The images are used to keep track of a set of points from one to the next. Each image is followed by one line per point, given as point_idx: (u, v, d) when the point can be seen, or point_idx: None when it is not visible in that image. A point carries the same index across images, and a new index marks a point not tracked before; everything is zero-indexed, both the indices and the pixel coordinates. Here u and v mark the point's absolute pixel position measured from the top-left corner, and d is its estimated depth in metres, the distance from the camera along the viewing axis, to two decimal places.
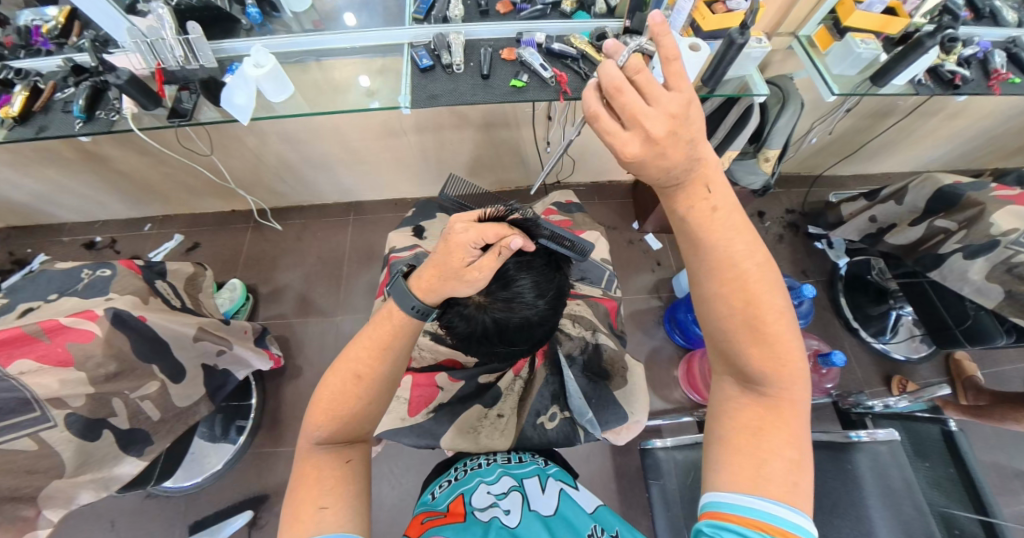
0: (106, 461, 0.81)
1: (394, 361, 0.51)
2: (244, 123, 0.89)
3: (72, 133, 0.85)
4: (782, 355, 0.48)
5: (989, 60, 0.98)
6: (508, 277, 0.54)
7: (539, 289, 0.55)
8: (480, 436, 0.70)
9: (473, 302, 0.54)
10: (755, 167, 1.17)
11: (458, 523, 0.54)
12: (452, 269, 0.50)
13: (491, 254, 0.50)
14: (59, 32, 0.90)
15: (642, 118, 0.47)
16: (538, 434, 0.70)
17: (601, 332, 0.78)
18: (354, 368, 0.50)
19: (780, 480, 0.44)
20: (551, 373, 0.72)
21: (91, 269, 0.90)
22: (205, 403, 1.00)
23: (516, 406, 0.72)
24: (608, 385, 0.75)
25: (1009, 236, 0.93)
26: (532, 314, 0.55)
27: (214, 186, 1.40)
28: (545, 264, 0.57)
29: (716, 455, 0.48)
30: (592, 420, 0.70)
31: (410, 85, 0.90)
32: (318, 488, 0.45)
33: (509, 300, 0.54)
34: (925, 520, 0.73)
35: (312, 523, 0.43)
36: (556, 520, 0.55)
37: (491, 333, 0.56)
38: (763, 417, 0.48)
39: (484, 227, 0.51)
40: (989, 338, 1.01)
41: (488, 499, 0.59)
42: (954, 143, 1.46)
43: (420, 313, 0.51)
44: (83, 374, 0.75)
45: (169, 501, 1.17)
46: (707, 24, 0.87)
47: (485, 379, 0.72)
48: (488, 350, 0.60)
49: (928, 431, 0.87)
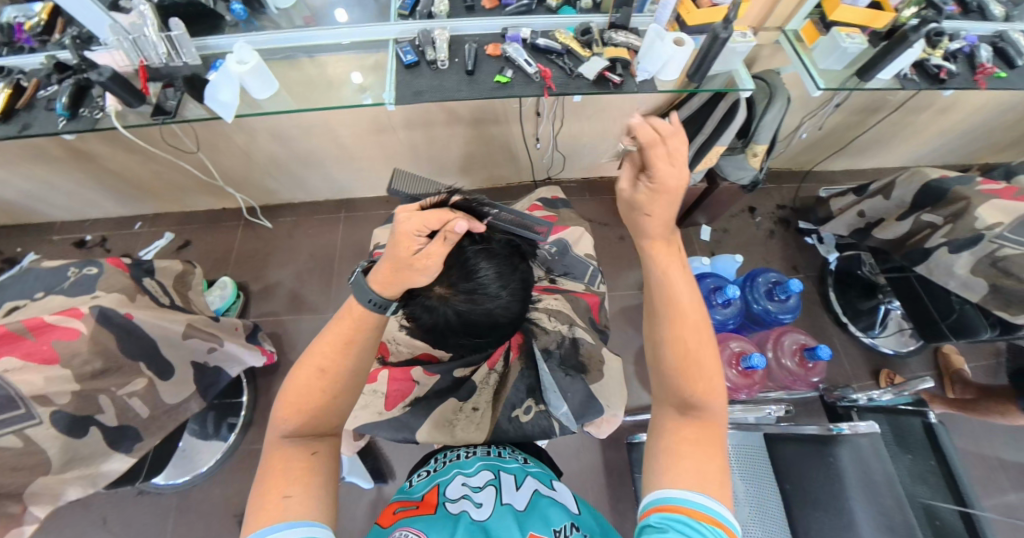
0: (94, 458, 0.82)
1: (358, 354, 0.52)
2: (228, 120, 0.89)
3: (56, 131, 0.85)
4: (717, 381, 0.50)
5: (976, 54, 0.98)
6: (467, 267, 0.54)
7: (503, 277, 0.54)
8: (455, 429, 0.69)
9: (434, 294, 0.54)
10: (744, 162, 1.17)
11: (429, 514, 0.55)
12: (403, 260, 0.51)
13: (437, 241, 0.50)
14: (42, 29, 0.90)
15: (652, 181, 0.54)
16: (513, 427, 0.69)
17: (578, 326, 0.79)
18: (318, 362, 0.51)
19: (715, 487, 0.44)
20: (526, 368, 0.72)
21: (77, 267, 0.91)
22: (196, 400, 1.00)
23: (492, 400, 0.71)
24: (585, 379, 0.74)
25: (994, 230, 0.93)
26: (496, 304, 0.54)
27: (204, 183, 1.40)
28: (505, 252, 0.57)
29: (657, 466, 0.47)
30: (567, 414, 0.71)
31: (395, 81, 0.90)
32: (283, 478, 0.46)
33: (471, 293, 0.53)
34: (905, 512, 0.73)
35: (275, 512, 0.43)
36: (529, 516, 0.55)
37: (455, 325, 0.56)
38: (698, 435, 0.48)
39: (426, 214, 0.51)
40: (974, 331, 1.00)
41: (461, 491, 0.59)
42: (946, 137, 1.46)
43: (378, 306, 0.52)
44: (68, 371, 0.76)
45: (161, 497, 1.17)
46: (693, 18, 0.89)
47: (460, 374, 0.70)
48: (455, 344, 0.61)
49: (911, 424, 0.89)
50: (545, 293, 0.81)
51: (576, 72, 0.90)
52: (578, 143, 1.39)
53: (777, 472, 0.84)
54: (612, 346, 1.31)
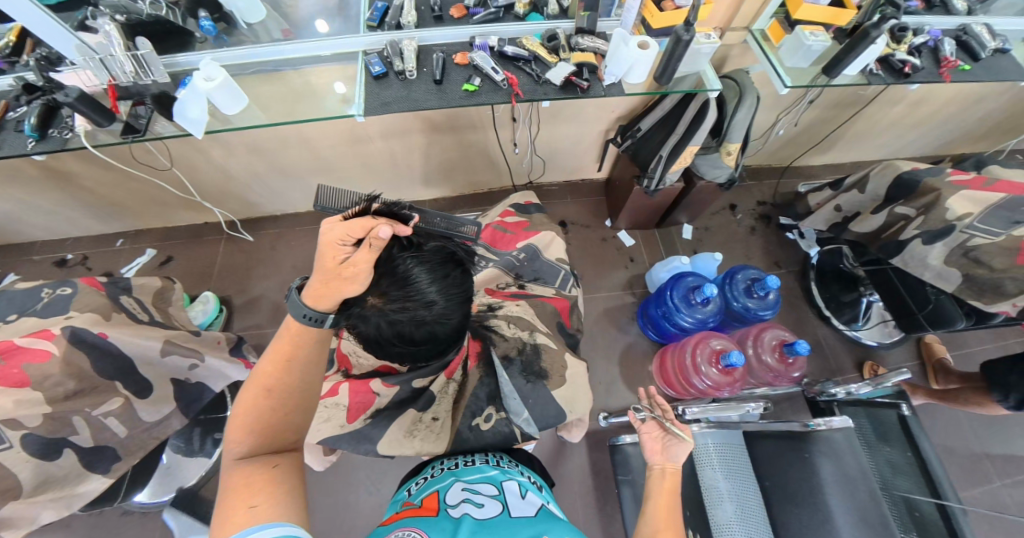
0: (69, 480, 0.81)
1: (304, 368, 0.53)
2: (199, 136, 0.88)
3: (26, 152, 0.86)
4: None
5: (940, 48, 1.00)
6: (398, 275, 0.52)
7: (437, 282, 0.53)
8: (415, 441, 0.69)
9: (369, 304, 0.53)
10: (718, 161, 1.18)
11: (430, 518, 0.55)
12: (329, 270, 0.51)
13: (363, 248, 0.50)
14: (10, 50, 0.91)
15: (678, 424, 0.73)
16: (474, 436, 0.70)
17: (539, 331, 0.78)
18: (264, 381, 0.52)
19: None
20: (485, 375, 0.72)
21: (52, 288, 0.92)
22: (177, 417, 0.99)
23: (451, 409, 0.72)
24: (546, 385, 0.74)
25: (964, 221, 0.94)
26: (431, 312, 0.53)
27: (183, 199, 1.40)
28: (439, 259, 0.55)
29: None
30: (528, 419, 0.71)
31: (364, 92, 0.90)
32: (244, 493, 0.46)
33: (403, 300, 0.52)
34: (879, 504, 0.74)
35: (242, 522, 0.43)
36: (537, 518, 0.55)
37: (390, 335, 0.54)
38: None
39: (351, 222, 0.52)
40: (950, 321, 1.01)
41: (461, 496, 0.59)
42: (922, 129, 1.47)
43: (313, 320, 0.52)
44: (39, 394, 0.77)
45: (145, 516, 1.16)
46: (657, 21, 0.91)
47: (419, 384, 0.69)
48: (396, 355, 0.59)
49: (887, 416, 0.89)
50: (508, 300, 0.82)
51: (544, 78, 0.91)
52: (556, 146, 1.40)
53: (756, 470, 0.84)
54: (596, 347, 1.31)
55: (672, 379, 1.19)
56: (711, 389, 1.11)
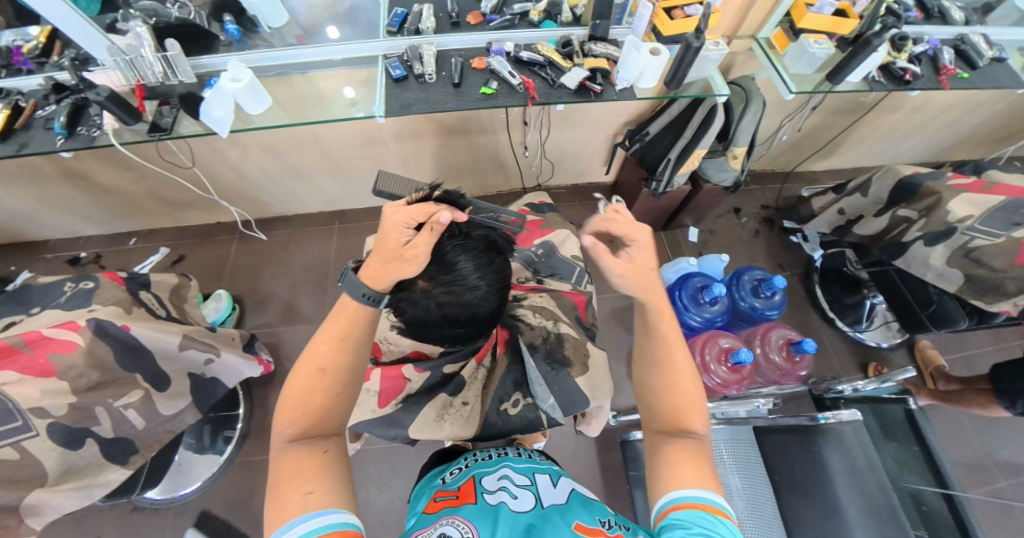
0: (90, 469, 0.82)
1: (355, 351, 0.56)
2: (223, 135, 0.91)
3: (54, 149, 0.88)
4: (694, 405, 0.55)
5: (939, 56, 1.04)
6: (447, 259, 0.56)
7: (481, 269, 0.56)
8: (445, 425, 0.70)
9: (418, 287, 0.56)
10: (724, 165, 1.20)
11: (470, 504, 0.59)
12: (391, 251, 0.55)
13: (423, 232, 0.54)
14: (40, 51, 0.94)
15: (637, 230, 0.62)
16: (502, 420, 0.71)
17: (563, 321, 0.80)
18: (316, 363, 0.54)
19: (712, 485, 0.50)
20: (512, 362, 0.74)
21: (74, 282, 0.94)
22: (192, 412, 1.00)
23: (480, 394, 0.73)
24: (570, 372, 0.75)
25: (965, 223, 0.97)
26: (475, 295, 0.56)
27: (198, 198, 1.42)
28: (482, 247, 0.58)
29: (660, 476, 0.51)
30: (554, 405, 0.72)
31: (384, 94, 0.93)
32: (298, 477, 0.48)
33: (450, 284, 0.55)
34: (887, 495, 0.76)
35: (298, 507, 0.46)
36: (569, 505, 0.57)
37: (436, 317, 0.57)
38: (695, 447, 0.53)
39: (413, 209, 0.56)
40: (952, 321, 1.03)
41: (497, 484, 0.63)
42: (920, 134, 1.51)
43: (371, 300, 0.54)
44: (64, 384, 0.78)
45: (156, 513, 1.16)
46: (667, 29, 0.94)
47: (450, 369, 0.71)
48: (438, 335, 0.62)
49: (895, 412, 0.93)
50: (531, 292, 0.84)
51: (559, 82, 0.94)
52: (565, 149, 1.43)
53: (767, 464, 0.86)
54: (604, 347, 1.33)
55: None
56: (719, 387, 1.13)
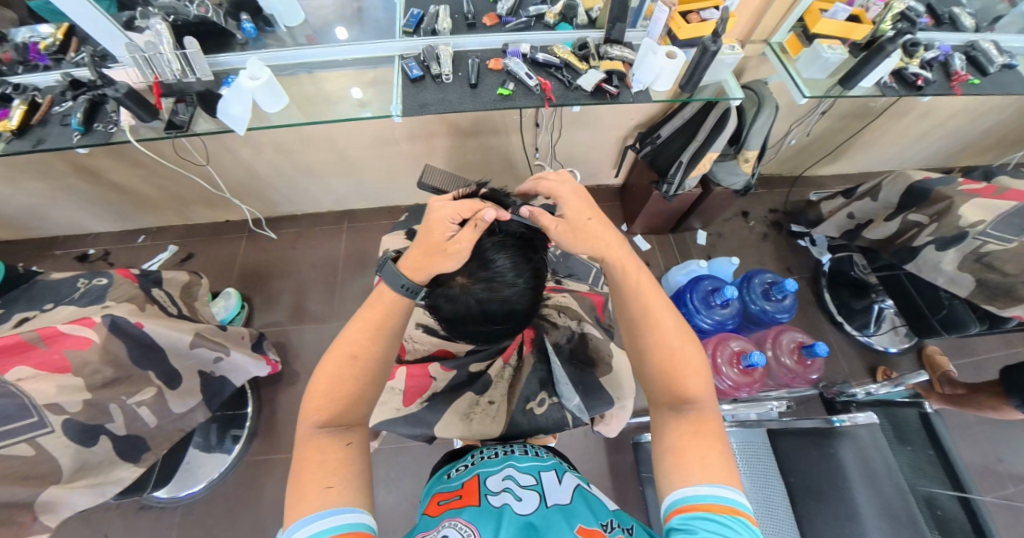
0: (103, 467, 0.82)
1: (387, 341, 0.58)
2: (240, 133, 0.91)
3: (70, 145, 0.88)
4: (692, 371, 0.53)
5: (950, 62, 1.05)
6: (486, 256, 0.57)
7: (518, 267, 0.57)
8: (472, 423, 0.70)
9: (456, 284, 0.57)
10: (735, 168, 1.21)
11: (473, 507, 0.57)
12: (435, 244, 0.57)
13: (467, 228, 0.56)
14: (57, 48, 0.94)
15: (556, 189, 0.63)
16: (527, 420, 0.70)
17: (586, 322, 0.81)
18: (349, 351, 0.56)
19: (719, 469, 0.47)
20: (539, 361, 0.72)
21: (87, 278, 0.93)
22: (202, 410, 1.00)
23: (506, 393, 0.72)
24: (595, 372, 0.76)
25: (977, 227, 0.98)
26: (514, 292, 0.56)
27: (208, 196, 1.42)
28: (519, 245, 0.60)
29: (666, 464, 0.49)
30: (580, 406, 0.70)
31: (401, 94, 0.94)
32: (321, 469, 0.50)
33: (489, 280, 0.56)
34: (905, 499, 0.76)
35: (317, 500, 0.47)
36: (574, 506, 0.57)
37: (475, 313, 0.57)
38: (701, 423, 0.50)
39: (460, 204, 0.58)
40: (963, 326, 1.03)
41: (501, 484, 0.61)
42: (927, 140, 1.52)
43: (409, 291, 0.57)
44: (79, 380, 0.78)
45: (163, 512, 1.15)
46: (683, 33, 0.95)
47: (477, 368, 0.73)
48: (474, 333, 0.62)
49: (908, 416, 0.92)
50: (554, 291, 0.85)
51: (575, 84, 0.95)
52: (575, 152, 1.44)
53: (780, 467, 0.86)
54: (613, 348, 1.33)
55: None
56: (730, 390, 1.12)
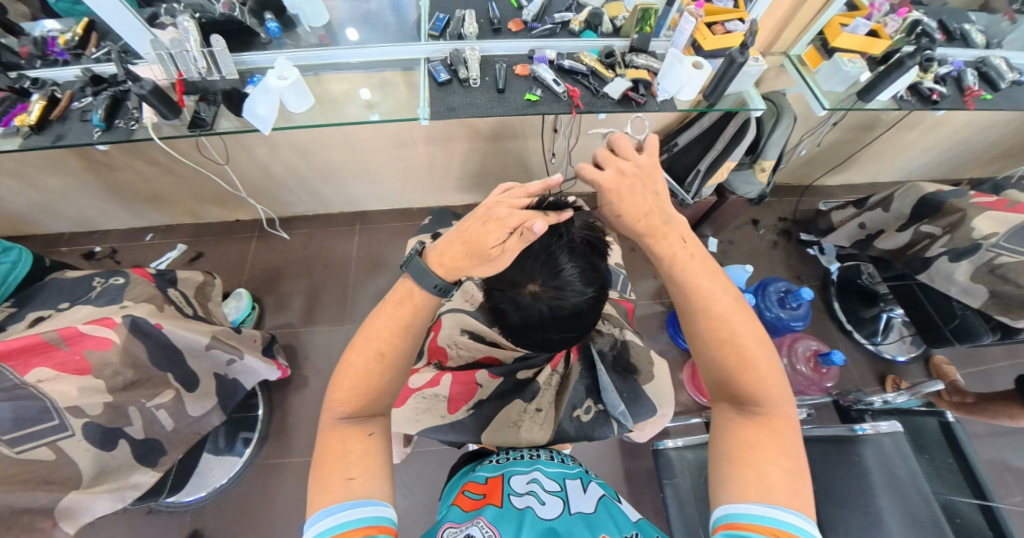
0: (122, 471, 0.80)
1: (414, 337, 0.56)
2: (265, 133, 0.90)
3: (90, 142, 0.86)
4: (765, 375, 0.52)
5: (963, 77, 1.07)
6: (555, 263, 0.56)
7: (586, 275, 0.56)
8: (520, 430, 0.71)
9: (528, 291, 0.56)
10: (751, 177, 1.22)
11: (496, 506, 0.57)
12: (479, 247, 0.55)
13: (514, 237, 0.54)
14: (77, 43, 0.92)
15: (599, 178, 0.59)
16: (574, 426, 0.73)
17: (627, 329, 0.83)
18: (375, 344, 0.54)
19: (777, 484, 0.47)
20: (585, 369, 0.76)
21: (103, 278, 0.92)
22: (217, 413, 0.98)
23: (554, 400, 0.74)
24: (637, 379, 0.77)
25: (990, 240, 1.00)
26: (581, 299, 0.56)
27: (221, 195, 1.40)
28: (584, 251, 0.59)
29: (721, 471, 0.50)
30: (625, 412, 0.73)
31: (429, 97, 0.94)
32: (343, 460, 0.50)
33: (558, 288, 0.55)
34: (930, 506, 0.77)
35: (340, 491, 0.48)
36: (596, 515, 0.56)
37: (546, 320, 0.57)
38: (762, 434, 0.50)
39: (513, 209, 0.55)
40: (975, 335, 1.06)
41: (527, 487, 0.61)
42: (933, 152, 1.55)
43: (441, 290, 0.56)
44: (99, 382, 0.76)
45: (171, 517, 1.13)
46: (708, 44, 0.96)
47: (523, 375, 0.73)
48: (540, 340, 0.61)
49: (926, 424, 0.94)
50: None
51: (602, 92, 0.95)
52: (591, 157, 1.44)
53: None
54: None
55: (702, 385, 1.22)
56: None
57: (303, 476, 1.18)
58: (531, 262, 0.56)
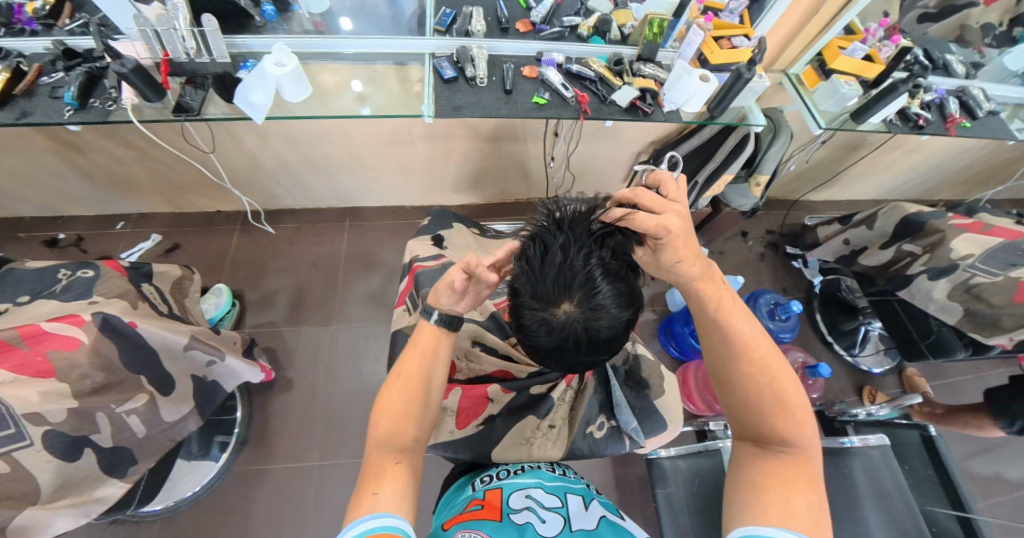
0: (87, 482, 0.73)
1: (432, 362, 0.59)
2: (259, 122, 0.85)
3: (61, 121, 0.78)
4: (800, 415, 0.53)
5: (946, 105, 1.12)
6: (593, 283, 0.53)
7: (619, 297, 0.54)
8: (533, 447, 0.71)
9: (561, 309, 0.54)
10: (747, 191, 1.25)
11: (495, 521, 0.55)
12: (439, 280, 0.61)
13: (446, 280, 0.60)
14: (48, 13, 0.84)
15: (664, 224, 0.54)
16: (587, 443, 0.74)
17: (639, 344, 0.85)
18: (398, 369, 0.58)
19: (804, 517, 0.47)
20: (599, 384, 0.76)
21: (70, 269, 0.84)
22: (194, 418, 0.91)
23: (566, 417, 0.75)
24: (649, 394, 0.79)
25: (967, 261, 1.05)
26: (608, 318, 0.54)
27: (201, 184, 1.32)
28: (619, 268, 0.56)
29: (743, 499, 0.51)
30: (637, 429, 0.75)
31: (433, 94, 0.90)
32: (372, 478, 0.51)
33: (592, 307, 0.53)
34: (915, 518, 0.80)
35: (367, 505, 0.48)
36: (599, 532, 0.55)
37: (580, 341, 0.55)
38: (788, 470, 0.51)
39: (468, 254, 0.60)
40: (950, 350, 1.12)
41: (525, 503, 0.58)
42: (911, 173, 1.62)
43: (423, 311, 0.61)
44: (65, 386, 0.69)
45: (137, 528, 1.05)
46: (715, 57, 0.95)
47: (537, 390, 0.74)
48: (570, 362, 0.59)
49: (909, 436, 0.97)
50: None
51: (610, 99, 0.94)
52: (590, 163, 1.44)
53: None
54: None
55: (694, 393, 1.24)
56: None
57: (284, 484, 1.12)
58: (568, 278, 0.53)
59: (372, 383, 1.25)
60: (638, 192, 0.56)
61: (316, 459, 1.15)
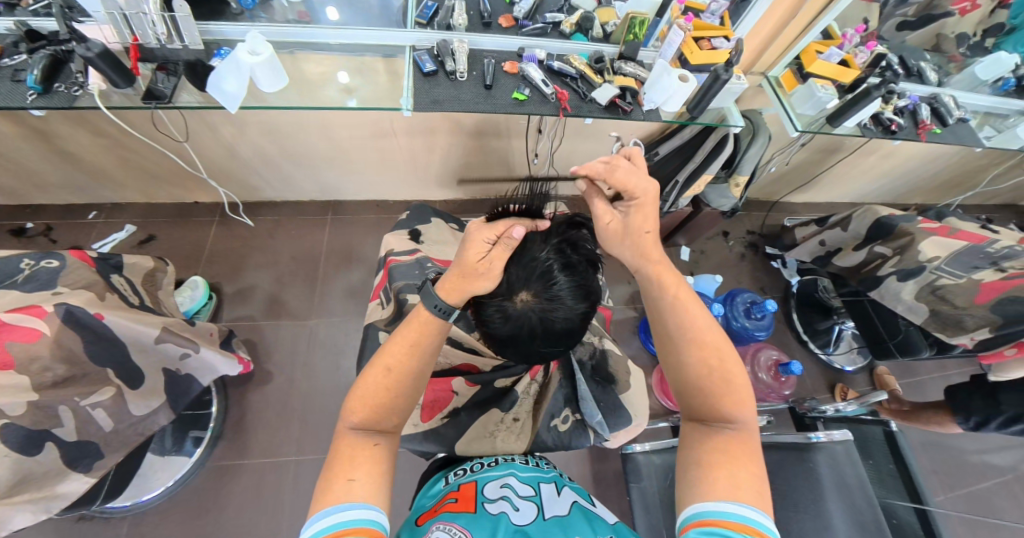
0: (49, 478, 0.72)
1: (421, 357, 0.56)
2: (233, 112, 0.83)
3: (23, 106, 0.75)
4: (746, 396, 0.55)
5: (918, 111, 1.15)
6: (551, 276, 0.55)
7: (577, 291, 0.56)
8: (496, 440, 0.71)
9: (518, 300, 0.55)
10: (726, 192, 1.26)
11: (469, 512, 0.55)
12: (471, 267, 0.55)
13: (499, 247, 0.55)
14: None
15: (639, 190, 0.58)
16: (553, 436, 0.74)
17: (607, 339, 0.86)
18: (386, 361, 0.55)
19: (748, 489, 0.48)
20: (565, 379, 0.77)
21: (33, 259, 0.80)
22: (165, 412, 0.90)
23: (531, 410, 0.75)
24: (615, 389, 0.81)
25: (933, 262, 1.07)
26: (565, 311, 0.55)
27: (177, 174, 1.29)
28: (580, 263, 0.59)
29: (692, 476, 0.52)
30: (601, 422, 0.76)
31: (413, 87, 0.89)
32: (348, 463, 0.50)
33: (550, 299, 0.54)
34: (875, 511, 0.82)
35: (342, 491, 0.48)
36: (571, 518, 0.55)
37: (535, 332, 0.56)
38: (733, 446, 0.52)
39: (493, 227, 0.58)
40: (916, 350, 1.14)
41: (499, 493, 0.59)
42: (887, 177, 1.66)
43: (442, 312, 0.55)
44: (25, 379, 0.67)
45: (106, 524, 1.03)
46: (695, 57, 0.94)
47: (502, 384, 0.75)
48: (527, 352, 0.60)
49: (873, 431, 1.01)
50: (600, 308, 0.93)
51: (590, 97, 0.95)
52: (574, 161, 1.44)
53: None
54: None
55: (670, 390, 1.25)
56: None
57: (259, 478, 1.11)
58: (529, 269, 0.55)
59: (351, 378, 1.25)
60: (614, 160, 0.59)
61: (292, 453, 1.14)
